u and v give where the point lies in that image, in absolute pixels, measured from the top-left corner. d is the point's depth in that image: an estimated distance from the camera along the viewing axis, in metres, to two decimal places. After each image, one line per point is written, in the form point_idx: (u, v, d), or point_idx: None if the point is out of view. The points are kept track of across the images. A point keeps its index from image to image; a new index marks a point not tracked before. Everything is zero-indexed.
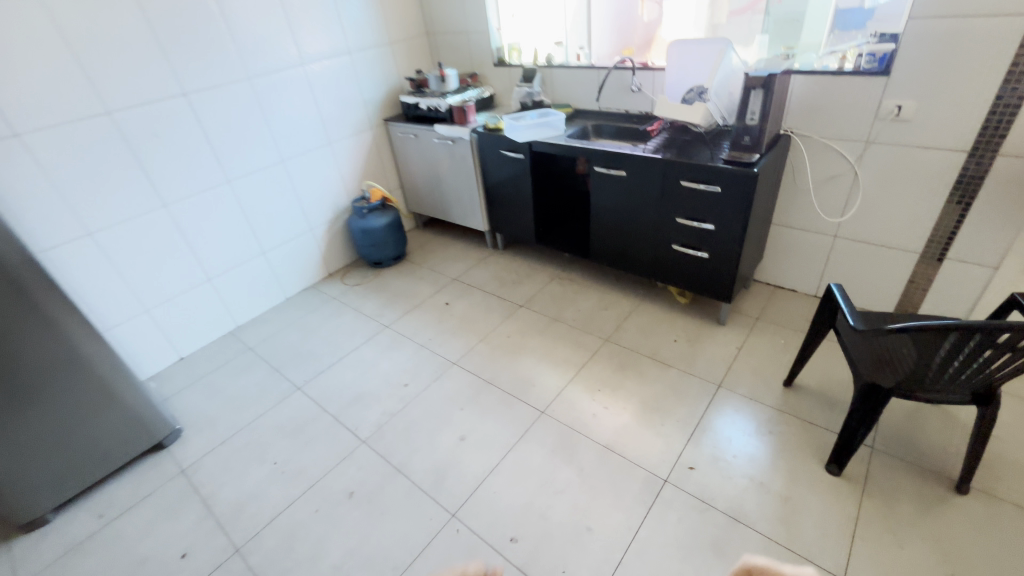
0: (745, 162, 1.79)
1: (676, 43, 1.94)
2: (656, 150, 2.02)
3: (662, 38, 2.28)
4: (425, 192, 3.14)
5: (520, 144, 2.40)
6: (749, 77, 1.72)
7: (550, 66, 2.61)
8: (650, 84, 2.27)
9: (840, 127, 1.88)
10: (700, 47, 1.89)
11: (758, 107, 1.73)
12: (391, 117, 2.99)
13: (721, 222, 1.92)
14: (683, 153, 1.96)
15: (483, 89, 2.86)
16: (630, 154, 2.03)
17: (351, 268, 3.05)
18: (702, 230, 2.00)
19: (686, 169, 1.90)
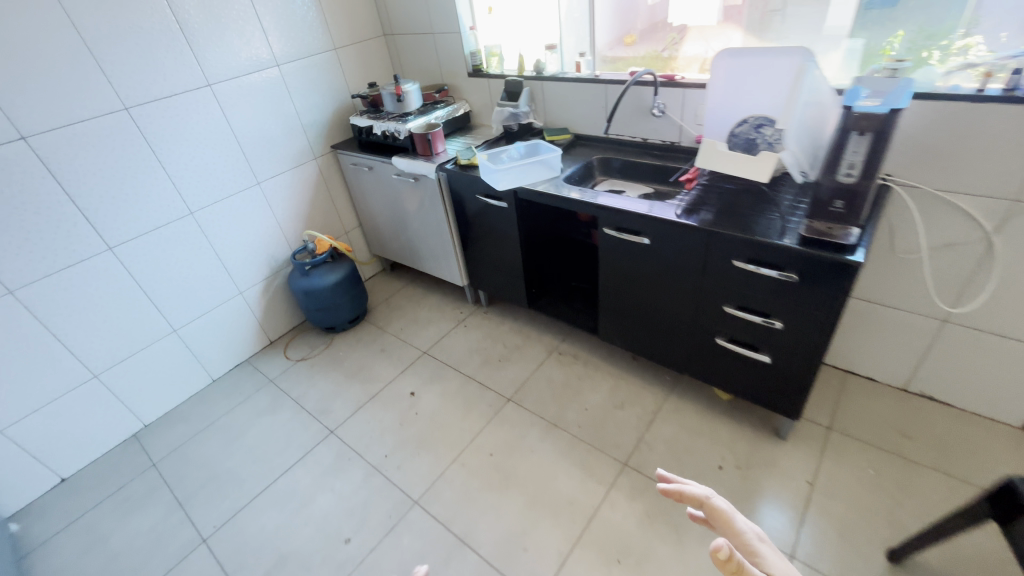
0: (836, 241, 1.19)
1: (726, 52, 1.30)
2: (694, 213, 1.40)
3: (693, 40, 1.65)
4: (389, 234, 2.52)
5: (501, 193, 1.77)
6: (850, 114, 1.09)
7: (539, 78, 1.97)
8: (681, 107, 1.64)
9: (972, 178, 1.27)
10: (762, 61, 1.27)
11: (862, 161, 1.13)
12: (340, 143, 2.35)
13: (795, 320, 1.32)
14: (738, 221, 1.34)
15: (456, 107, 2.23)
16: (656, 218, 1.42)
17: (298, 334, 2.44)
18: (761, 326, 1.40)
19: (743, 245, 1.29)
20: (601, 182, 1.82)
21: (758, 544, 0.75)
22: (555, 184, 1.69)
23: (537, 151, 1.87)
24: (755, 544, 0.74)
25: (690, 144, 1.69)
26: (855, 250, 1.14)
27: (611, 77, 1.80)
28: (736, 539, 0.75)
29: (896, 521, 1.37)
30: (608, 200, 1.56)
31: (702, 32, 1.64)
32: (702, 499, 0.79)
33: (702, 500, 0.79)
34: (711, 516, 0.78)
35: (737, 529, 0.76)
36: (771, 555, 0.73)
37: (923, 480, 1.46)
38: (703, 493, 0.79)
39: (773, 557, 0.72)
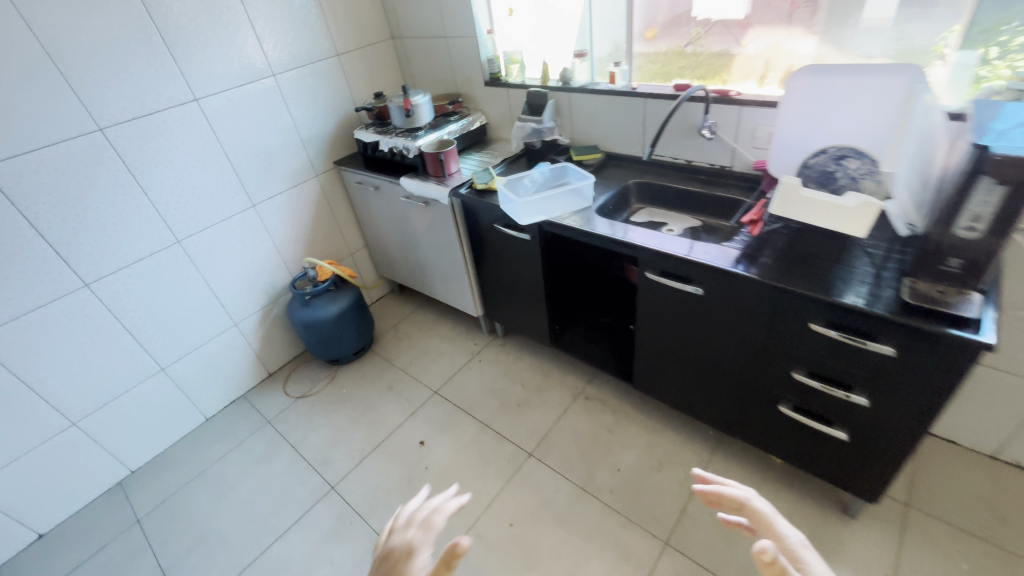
0: (952, 312, 0.94)
1: (809, 70, 1.10)
2: (760, 262, 1.17)
3: (749, 51, 1.42)
4: (397, 256, 2.31)
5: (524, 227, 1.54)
6: (984, 156, 0.84)
7: (566, 90, 1.74)
8: (734, 126, 1.41)
9: None
10: (855, 82, 1.06)
11: (990, 217, 0.88)
12: (344, 159, 2.14)
13: (885, 398, 1.08)
14: (817, 276, 1.10)
15: (471, 119, 2.01)
16: (712, 267, 1.19)
17: (299, 366, 2.25)
18: (840, 399, 1.16)
19: (825, 308, 1.06)
20: (639, 212, 1.58)
21: (801, 551, 0.70)
22: (586, 217, 1.46)
23: (565, 178, 1.63)
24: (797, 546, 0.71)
25: (744, 170, 1.45)
26: (980, 327, 0.90)
27: (650, 90, 1.57)
28: (778, 544, 0.72)
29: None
30: (652, 240, 1.33)
31: (762, 40, 1.39)
32: (742, 502, 0.78)
33: (742, 503, 0.78)
34: (753, 520, 0.76)
35: (781, 534, 0.73)
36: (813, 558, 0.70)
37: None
38: (743, 495, 0.78)
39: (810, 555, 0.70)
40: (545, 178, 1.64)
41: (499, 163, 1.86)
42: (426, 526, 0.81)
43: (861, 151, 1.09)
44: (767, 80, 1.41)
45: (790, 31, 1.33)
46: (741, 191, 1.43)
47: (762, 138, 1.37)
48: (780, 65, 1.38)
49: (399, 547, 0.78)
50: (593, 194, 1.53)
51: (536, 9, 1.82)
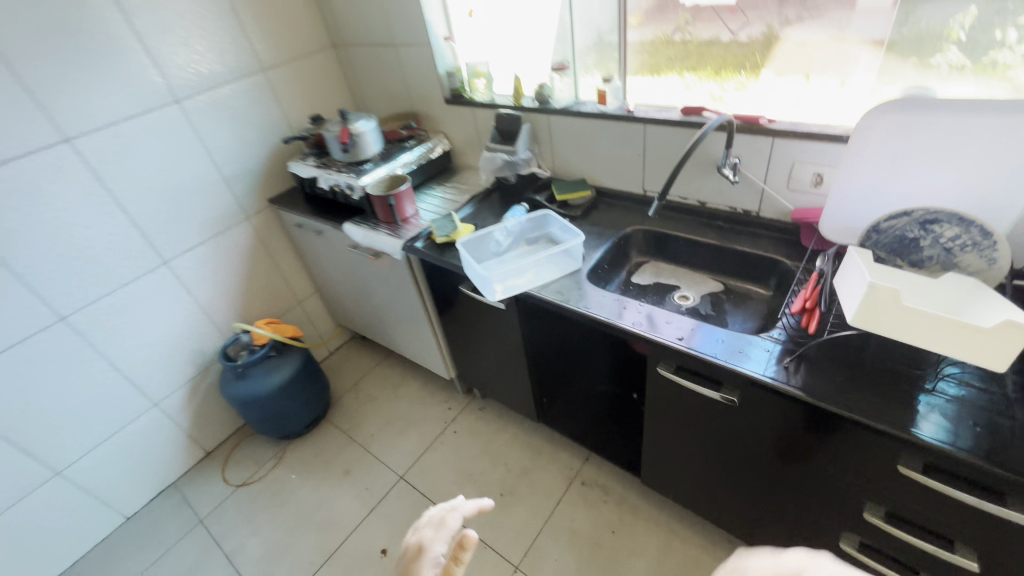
0: None
1: (894, 102, 0.76)
2: (820, 371, 0.83)
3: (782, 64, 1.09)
4: (354, 306, 1.96)
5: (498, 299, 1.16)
6: None
7: (545, 110, 1.39)
8: (765, 163, 1.09)
9: None
10: (960, 119, 0.73)
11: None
12: (281, 197, 1.77)
13: (1003, 565, 0.77)
14: (904, 399, 0.77)
15: (431, 145, 1.66)
16: (753, 375, 0.86)
17: (242, 442, 1.91)
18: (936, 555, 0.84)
19: (924, 451, 0.73)
20: (642, 270, 1.25)
21: None
22: (575, 285, 1.12)
23: (548, 234, 1.28)
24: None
25: (775, 217, 1.14)
26: None
27: (652, 112, 1.23)
28: None
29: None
30: (665, 326, 1.00)
31: (799, 47, 1.06)
32: None
33: None
34: None
35: None
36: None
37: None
38: None
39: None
40: (521, 233, 1.29)
41: (465, 202, 1.51)
42: (438, 525, 0.71)
43: (962, 217, 0.77)
44: (790, 73, 1.08)
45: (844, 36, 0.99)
46: (776, 248, 1.10)
47: (801, 178, 1.05)
48: (822, 82, 1.06)
49: (411, 544, 0.70)
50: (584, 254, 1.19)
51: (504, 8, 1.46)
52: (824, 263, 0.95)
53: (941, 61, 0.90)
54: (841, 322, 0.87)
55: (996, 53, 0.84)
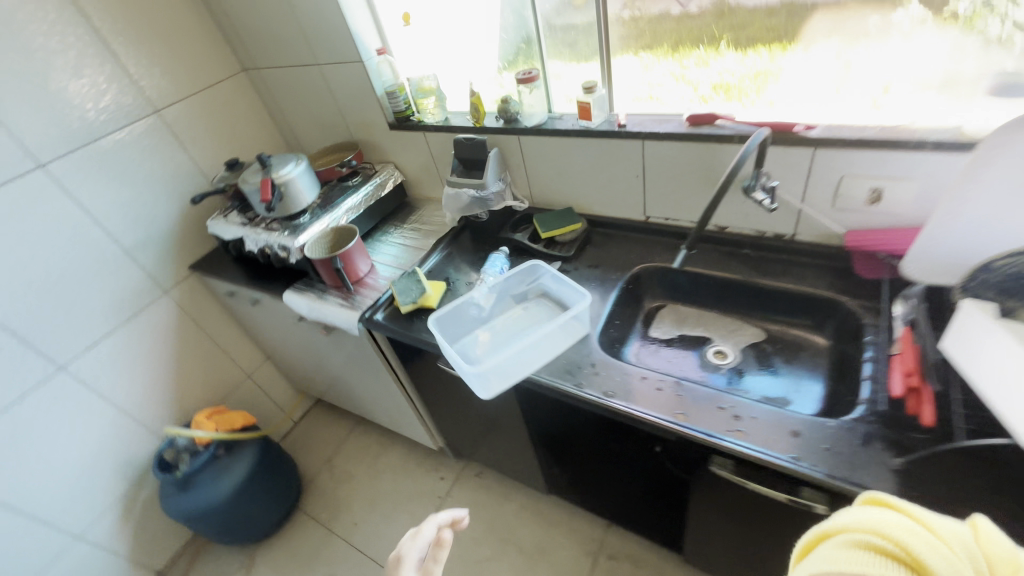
0: None
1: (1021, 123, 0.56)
2: (935, 481, 0.59)
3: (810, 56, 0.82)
4: (313, 373, 1.67)
5: (495, 382, 0.87)
6: None
7: (513, 130, 1.13)
8: (803, 178, 0.87)
9: None
10: None
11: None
12: (205, 261, 1.46)
13: None
14: None
15: (379, 181, 1.37)
16: (844, 480, 0.62)
17: (201, 551, 1.60)
18: None
19: None
20: (660, 321, 1.03)
21: None
22: (589, 359, 0.88)
23: (543, 294, 1.04)
24: (883, 514, 0.38)
25: (815, 241, 0.93)
26: None
27: (649, 123, 0.99)
28: None
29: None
30: (715, 413, 0.76)
31: (832, 31, 0.79)
32: None
33: None
34: None
35: None
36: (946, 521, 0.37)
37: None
38: None
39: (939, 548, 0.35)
40: (510, 294, 1.04)
41: (429, 249, 1.24)
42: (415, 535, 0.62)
43: None
44: (749, 48, 0.87)
45: (918, 12, 0.72)
46: (828, 283, 0.88)
47: (854, 195, 0.83)
48: (868, 73, 0.80)
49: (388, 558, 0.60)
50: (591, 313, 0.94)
51: (448, 9, 1.17)
52: (908, 310, 0.73)
53: (900, 19, 0.73)
54: (971, 407, 0.62)
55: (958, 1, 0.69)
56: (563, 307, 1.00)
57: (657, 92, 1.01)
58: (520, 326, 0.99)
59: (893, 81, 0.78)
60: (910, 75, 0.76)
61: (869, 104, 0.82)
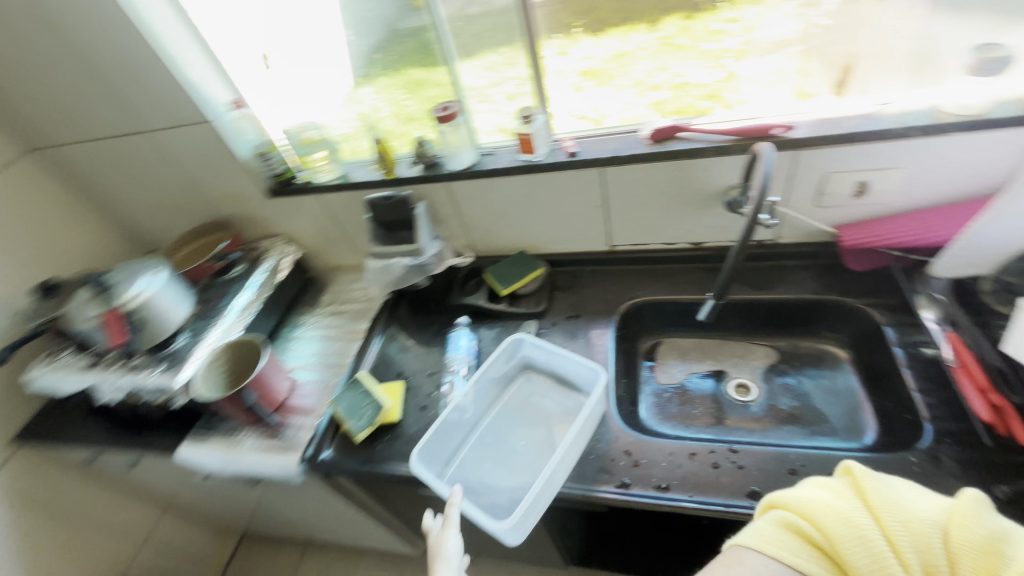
0: None
1: None
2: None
3: (755, 49, 0.78)
4: (235, 513, 1.31)
5: (531, 515, 0.66)
6: None
7: (438, 177, 0.92)
8: (783, 183, 0.79)
9: None
10: None
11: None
12: (36, 426, 1.03)
13: None
14: None
15: (272, 263, 1.07)
16: None
17: None
18: None
19: None
20: (661, 363, 0.91)
21: None
22: (619, 449, 0.72)
23: (531, 372, 0.87)
24: (830, 501, 0.43)
25: (797, 243, 0.86)
26: None
27: (603, 146, 0.85)
28: None
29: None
30: (787, 481, 0.64)
31: (784, 18, 0.74)
32: None
33: None
34: None
35: None
36: (901, 492, 0.42)
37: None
38: None
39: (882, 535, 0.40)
40: (495, 381, 0.84)
41: (363, 339, 0.98)
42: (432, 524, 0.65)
43: None
44: (602, 32, 0.82)
45: None
46: (828, 285, 0.83)
47: (839, 191, 0.77)
48: (826, 60, 0.76)
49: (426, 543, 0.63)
50: (604, 391, 0.78)
51: (321, 40, 0.92)
52: (943, 313, 0.72)
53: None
54: None
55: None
56: (560, 385, 0.84)
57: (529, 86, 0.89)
58: (517, 422, 0.81)
59: (733, 45, 0.78)
60: (748, 38, 0.77)
61: (724, 69, 0.81)
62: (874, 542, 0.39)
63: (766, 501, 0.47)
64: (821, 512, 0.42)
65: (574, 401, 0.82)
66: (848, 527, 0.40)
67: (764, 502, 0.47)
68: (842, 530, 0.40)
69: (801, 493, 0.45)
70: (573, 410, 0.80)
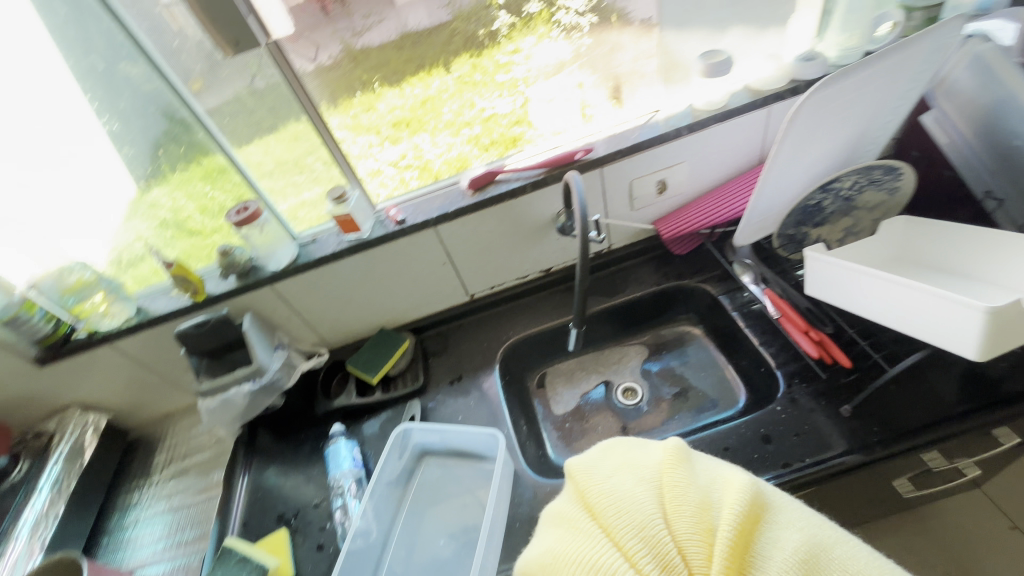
0: None
1: (813, 91, 0.55)
2: (885, 410, 0.65)
3: (538, 81, 0.83)
4: None
5: None
6: None
7: (260, 283, 0.81)
8: (601, 198, 0.85)
9: None
10: (857, 94, 0.60)
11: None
12: None
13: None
14: (954, 373, 0.66)
15: (71, 444, 0.84)
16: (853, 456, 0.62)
17: None
18: (996, 452, 0.83)
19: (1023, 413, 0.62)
20: (553, 393, 0.91)
21: None
22: (540, 504, 0.69)
23: (429, 457, 0.79)
24: (571, 543, 0.41)
25: (629, 244, 0.94)
26: None
27: (428, 206, 0.83)
28: None
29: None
30: None
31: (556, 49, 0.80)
32: None
33: None
34: None
35: None
36: (618, 493, 0.42)
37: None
38: None
39: (622, 556, 0.38)
40: (393, 484, 0.75)
41: (224, 487, 0.81)
42: None
43: (862, 166, 0.69)
44: (401, 82, 0.79)
45: (622, 21, 0.79)
46: (666, 274, 0.91)
47: (646, 192, 0.86)
48: (598, 85, 0.84)
49: None
50: (507, 450, 0.74)
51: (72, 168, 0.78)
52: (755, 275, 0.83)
53: (498, 27, 0.77)
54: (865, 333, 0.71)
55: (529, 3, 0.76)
56: (464, 458, 0.78)
57: (343, 149, 0.80)
58: (431, 520, 0.73)
59: (524, 73, 0.82)
60: (536, 65, 0.82)
61: (521, 95, 0.85)
62: (620, 567, 0.37)
63: (521, 574, 0.43)
64: (568, 561, 0.39)
65: (481, 470, 0.76)
66: (595, 566, 0.38)
67: (522, 573, 0.43)
68: (590, 574, 0.37)
69: (542, 553, 0.42)
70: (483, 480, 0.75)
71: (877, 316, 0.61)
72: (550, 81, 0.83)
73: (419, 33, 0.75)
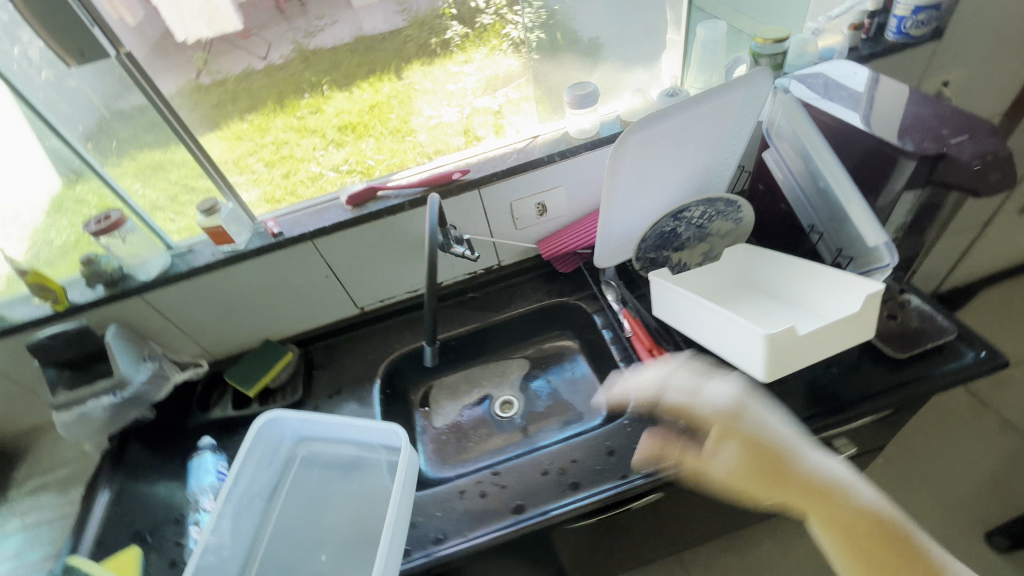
0: (936, 327, 0.73)
1: (636, 128, 0.60)
2: None
3: (468, 95, 0.89)
4: None
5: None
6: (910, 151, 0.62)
7: (127, 294, 0.80)
8: (483, 218, 0.88)
9: (926, 81, 0.94)
10: (685, 133, 0.65)
11: (909, 210, 0.71)
12: None
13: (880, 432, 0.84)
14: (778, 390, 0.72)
15: None
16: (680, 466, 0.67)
17: None
18: (836, 460, 0.90)
19: (831, 426, 0.69)
20: (436, 405, 0.93)
21: None
22: None
23: (318, 445, 0.79)
24: None
25: (514, 263, 0.97)
26: (979, 352, 0.69)
27: (307, 219, 0.84)
28: None
29: (981, 506, 1.20)
30: (543, 482, 0.70)
31: (488, 66, 0.88)
32: None
33: None
34: None
35: None
36: None
37: (919, 428, 1.37)
38: None
39: None
40: (268, 463, 0.75)
41: (82, 501, 0.76)
42: None
43: (707, 197, 0.75)
44: (352, 86, 0.83)
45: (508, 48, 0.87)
46: (546, 292, 0.94)
47: (526, 214, 0.89)
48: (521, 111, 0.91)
49: None
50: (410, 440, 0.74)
51: None
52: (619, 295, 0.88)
53: (451, 37, 0.83)
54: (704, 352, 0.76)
55: (482, 13, 0.83)
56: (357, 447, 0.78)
57: (287, 149, 0.85)
58: (318, 498, 0.75)
59: (471, 84, 0.88)
60: (484, 75, 0.88)
61: (470, 106, 0.89)
62: None
63: None
64: None
65: (374, 456, 0.78)
66: None
67: None
68: None
69: None
70: (372, 465, 0.77)
71: (701, 337, 0.66)
72: (494, 92, 0.90)
73: (374, 37, 0.80)
